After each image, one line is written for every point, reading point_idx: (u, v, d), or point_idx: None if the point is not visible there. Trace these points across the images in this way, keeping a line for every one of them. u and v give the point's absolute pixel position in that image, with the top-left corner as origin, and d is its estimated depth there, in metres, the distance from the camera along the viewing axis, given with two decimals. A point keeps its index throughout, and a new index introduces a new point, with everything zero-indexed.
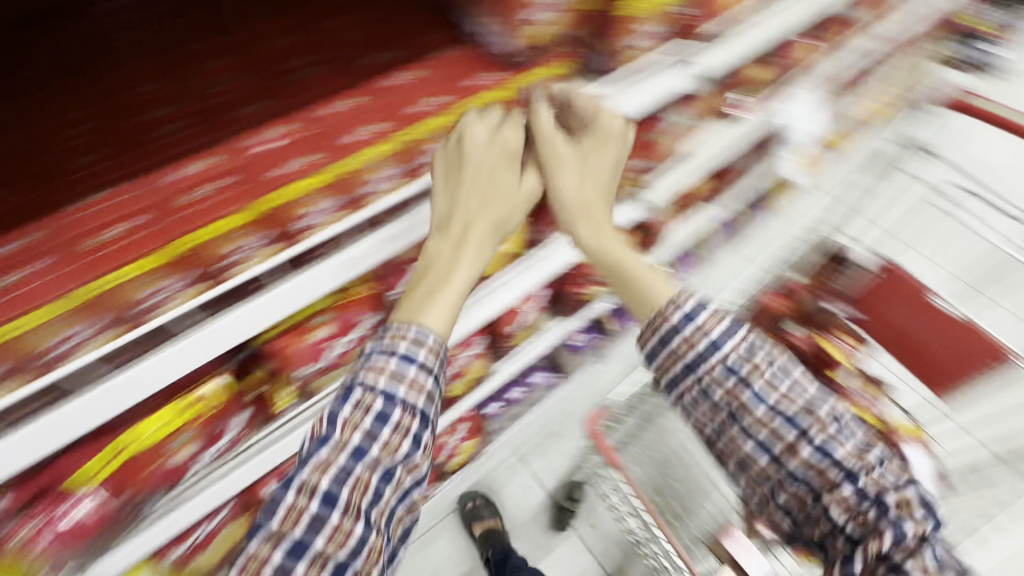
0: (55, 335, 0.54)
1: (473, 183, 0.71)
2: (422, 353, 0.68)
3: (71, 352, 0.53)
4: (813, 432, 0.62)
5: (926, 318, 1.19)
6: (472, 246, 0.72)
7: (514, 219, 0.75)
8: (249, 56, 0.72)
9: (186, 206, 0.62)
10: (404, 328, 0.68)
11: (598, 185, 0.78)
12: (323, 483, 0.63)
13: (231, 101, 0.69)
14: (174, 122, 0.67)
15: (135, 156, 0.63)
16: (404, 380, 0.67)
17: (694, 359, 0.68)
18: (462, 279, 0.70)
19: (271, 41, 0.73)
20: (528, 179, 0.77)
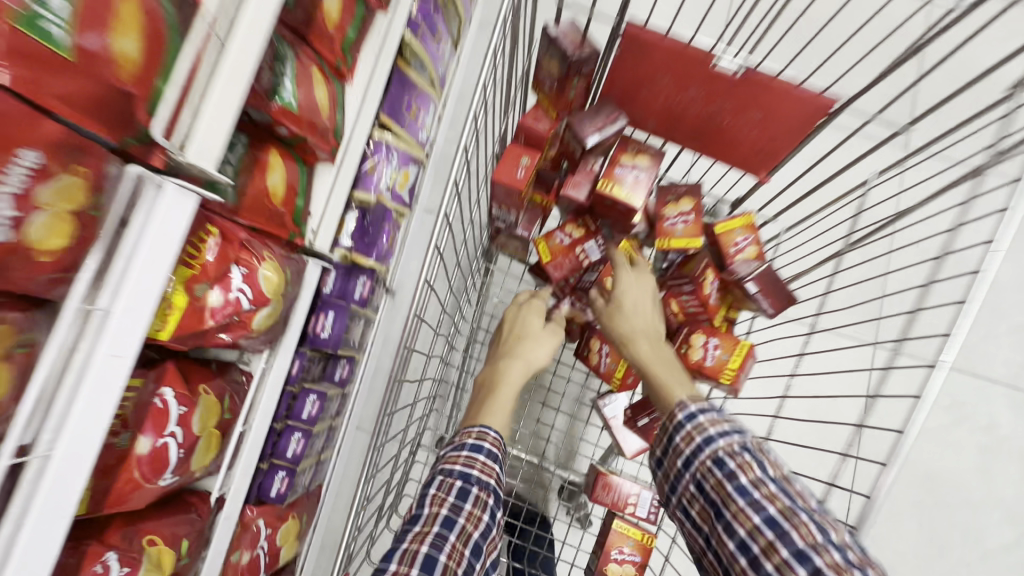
0: None
1: (514, 335, 0.89)
2: (486, 445, 0.73)
3: None
4: (793, 534, 0.64)
5: (724, 99, 0.74)
6: (514, 365, 0.83)
7: (547, 344, 0.88)
8: None
9: None
10: (455, 453, 0.73)
11: (645, 310, 0.85)
12: (423, 548, 0.64)
13: None
14: None
15: None
16: (477, 463, 0.71)
17: (690, 457, 0.73)
18: (512, 380, 0.82)
19: None
20: (550, 326, 0.91)
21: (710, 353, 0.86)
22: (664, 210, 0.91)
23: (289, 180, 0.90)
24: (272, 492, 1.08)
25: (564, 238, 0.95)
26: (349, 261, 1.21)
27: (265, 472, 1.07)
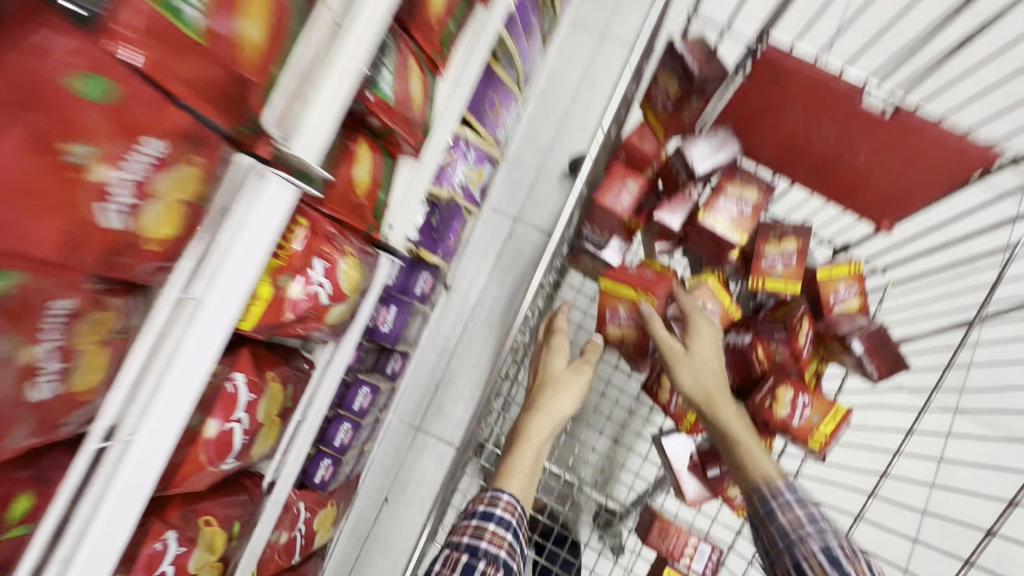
0: None
1: (540, 386, 0.84)
2: (496, 514, 0.71)
3: None
4: (839, 559, 0.65)
5: (862, 136, 0.67)
6: (539, 416, 0.79)
7: (569, 397, 0.82)
8: None
9: None
10: (465, 524, 0.71)
11: (710, 365, 0.76)
12: None
13: None
14: None
15: None
16: (485, 534, 0.69)
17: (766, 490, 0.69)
18: (537, 433, 0.78)
19: None
20: (578, 363, 0.85)
21: (799, 411, 0.79)
22: (764, 247, 0.84)
23: (374, 171, 0.88)
24: (318, 479, 1.08)
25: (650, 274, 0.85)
26: (416, 255, 1.20)
27: (311, 457, 1.08)
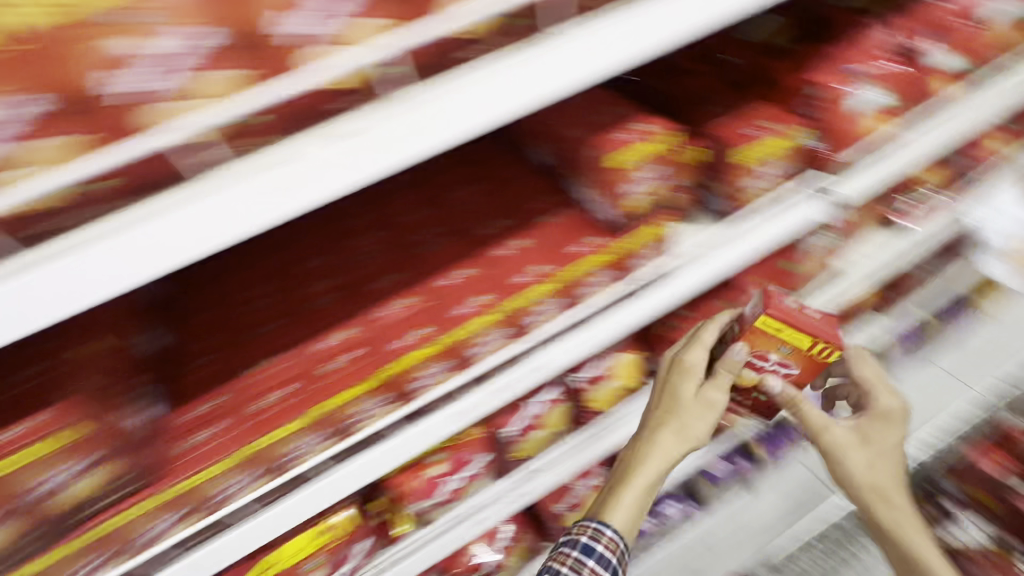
0: (395, 397, 0.63)
1: (658, 405, 0.79)
2: (599, 547, 0.74)
3: (388, 405, 0.63)
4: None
5: None
6: (664, 439, 0.76)
7: (699, 422, 0.76)
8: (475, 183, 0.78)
9: (501, 268, 0.66)
10: (564, 553, 0.75)
11: (891, 464, 0.81)
12: None
13: (475, 220, 0.73)
14: (435, 233, 0.72)
15: (449, 248, 0.70)
16: (584, 566, 0.73)
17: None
18: (658, 454, 0.75)
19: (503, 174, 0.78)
20: (710, 391, 0.76)
21: None
22: None
23: None
24: None
25: (818, 315, 0.72)
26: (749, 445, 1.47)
27: None
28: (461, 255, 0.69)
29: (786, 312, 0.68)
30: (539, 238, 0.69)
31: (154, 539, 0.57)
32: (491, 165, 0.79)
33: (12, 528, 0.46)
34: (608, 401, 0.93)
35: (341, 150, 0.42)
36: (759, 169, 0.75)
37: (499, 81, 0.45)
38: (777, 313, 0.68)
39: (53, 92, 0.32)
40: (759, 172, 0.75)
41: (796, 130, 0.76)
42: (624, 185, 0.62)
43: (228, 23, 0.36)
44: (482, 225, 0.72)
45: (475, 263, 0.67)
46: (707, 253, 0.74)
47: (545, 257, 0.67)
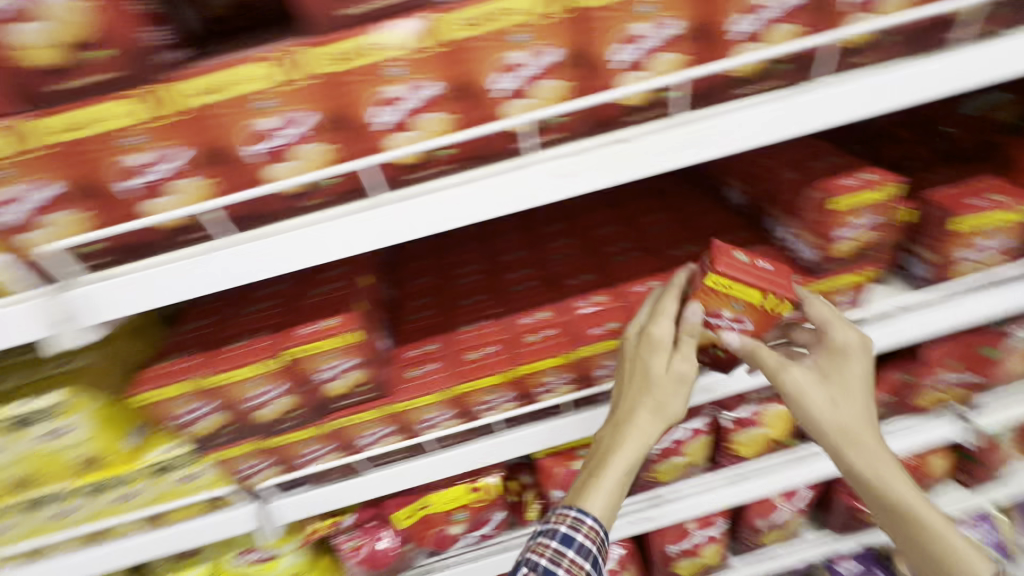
0: (575, 378, 0.71)
1: (620, 376, 0.65)
2: (578, 538, 0.62)
3: (567, 384, 0.71)
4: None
5: None
6: (635, 429, 0.62)
7: (662, 390, 0.61)
8: (668, 213, 0.86)
9: None
10: (540, 546, 0.64)
11: (860, 403, 0.61)
12: None
13: (667, 242, 0.80)
14: (628, 247, 0.81)
15: (641, 260, 0.77)
16: (564, 560, 0.62)
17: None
18: (633, 448, 0.62)
19: (695, 208, 0.85)
20: (682, 363, 0.62)
21: None
22: None
23: None
24: None
25: (768, 269, 0.60)
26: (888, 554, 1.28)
27: None
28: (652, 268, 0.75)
29: (737, 270, 0.58)
30: None
31: (369, 444, 0.69)
32: (685, 203, 0.87)
33: (294, 398, 0.62)
34: (751, 447, 0.93)
35: (621, 152, 0.50)
36: (979, 241, 0.72)
37: (773, 106, 0.50)
38: (728, 271, 0.58)
39: (444, 81, 0.45)
40: (977, 244, 0.72)
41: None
42: (837, 229, 0.65)
43: (569, 43, 0.46)
44: (673, 247, 0.78)
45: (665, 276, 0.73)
46: (897, 321, 0.74)
47: None
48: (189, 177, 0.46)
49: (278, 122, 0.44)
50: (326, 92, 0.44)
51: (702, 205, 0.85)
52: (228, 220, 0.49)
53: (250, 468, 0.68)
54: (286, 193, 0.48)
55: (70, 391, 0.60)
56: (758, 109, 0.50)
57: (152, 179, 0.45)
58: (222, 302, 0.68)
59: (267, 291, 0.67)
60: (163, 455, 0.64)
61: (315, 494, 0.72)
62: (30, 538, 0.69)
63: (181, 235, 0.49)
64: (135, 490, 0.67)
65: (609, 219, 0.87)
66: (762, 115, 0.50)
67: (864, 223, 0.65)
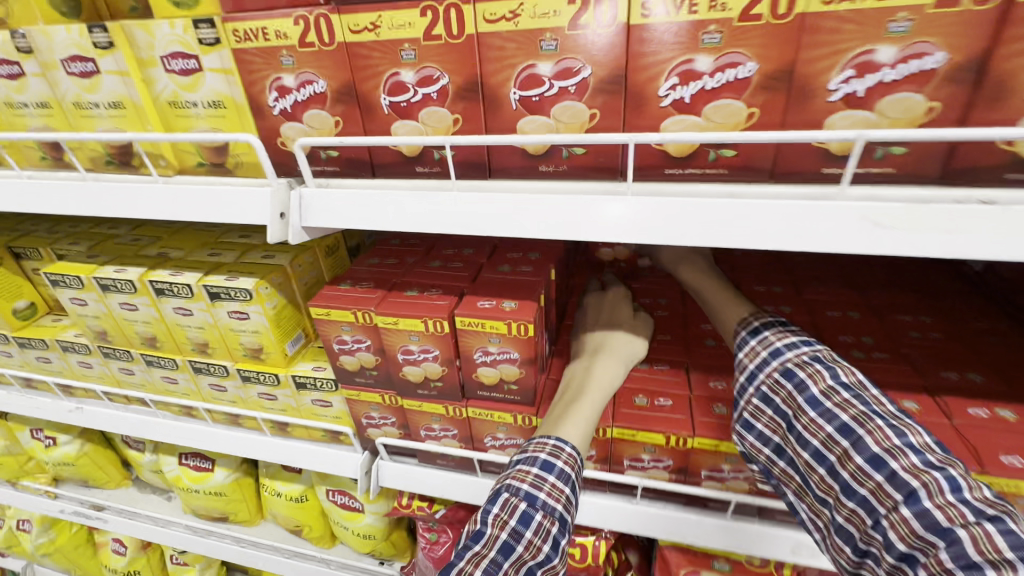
0: (755, 480, 0.55)
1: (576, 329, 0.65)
2: (562, 461, 0.49)
3: (740, 481, 0.56)
4: (868, 437, 0.42)
5: None
6: (607, 358, 0.58)
7: (625, 325, 0.62)
8: (939, 321, 0.65)
9: (969, 426, 0.51)
10: (519, 471, 0.49)
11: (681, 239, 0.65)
12: (500, 534, 0.46)
13: (932, 357, 0.60)
14: (872, 343, 0.62)
15: (888, 365, 0.58)
16: (546, 481, 0.49)
17: (755, 371, 0.50)
18: (605, 376, 0.56)
19: (983, 328, 0.63)
20: (644, 316, 0.65)
21: None
22: None
23: None
24: None
25: None
26: None
27: None
28: (906, 382, 0.56)
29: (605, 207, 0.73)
30: None
31: (492, 447, 0.62)
32: (966, 318, 0.65)
33: (438, 368, 0.57)
34: None
35: (982, 215, 0.34)
36: None
37: None
38: None
39: (763, 64, 0.36)
40: None
41: None
42: None
43: (970, 49, 0.32)
44: (941, 366, 0.58)
45: (925, 400, 0.54)
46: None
47: None
48: (438, 106, 0.43)
49: (553, 68, 0.39)
50: (618, 46, 0.37)
51: (998, 328, 0.63)
52: (456, 162, 0.46)
53: (373, 418, 0.66)
54: (529, 151, 0.44)
55: (263, 281, 0.62)
56: None
57: (409, 99, 0.43)
58: (409, 249, 0.67)
59: (453, 254, 0.64)
60: (308, 372, 0.66)
61: (420, 472, 0.68)
62: (189, 398, 0.76)
63: (416, 163, 0.47)
64: (274, 395, 0.70)
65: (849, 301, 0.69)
66: None
67: None
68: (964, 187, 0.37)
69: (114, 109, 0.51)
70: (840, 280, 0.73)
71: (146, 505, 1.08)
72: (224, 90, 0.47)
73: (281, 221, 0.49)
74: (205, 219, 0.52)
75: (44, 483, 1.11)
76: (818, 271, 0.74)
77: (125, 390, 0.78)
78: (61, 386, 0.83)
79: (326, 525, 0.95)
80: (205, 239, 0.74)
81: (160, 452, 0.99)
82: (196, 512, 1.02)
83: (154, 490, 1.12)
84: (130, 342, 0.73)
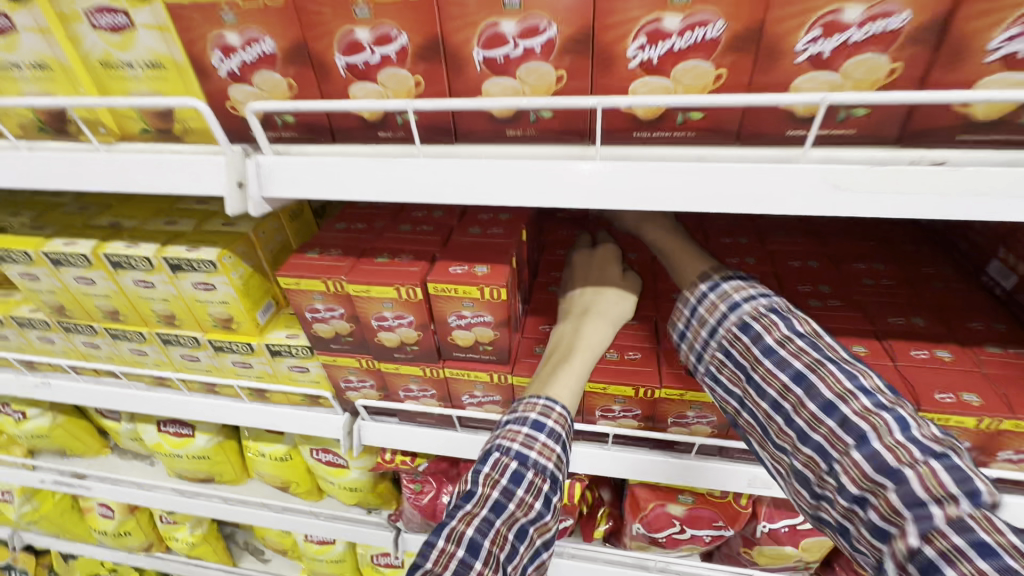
0: (717, 425, 0.59)
1: (565, 287, 0.64)
2: (551, 422, 0.51)
3: (702, 426, 0.60)
4: (821, 384, 0.43)
5: None
6: (595, 320, 0.57)
7: (614, 284, 0.61)
8: (891, 267, 0.68)
9: (908, 366, 0.55)
10: (511, 432, 0.51)
11: None
12: (491, 493, 0.48)
13: (884, 303, 0.63)
14: (829, 291, 0.65)
15: (841, 310, 0.62)
16: (537, 441, 0.50)
17: (714, 325, 0.51)
18: (592, 339, 0.56)
19: (931, 275, 0.66)
20: (632, 275, 0.63)
21: None
22: None
23: None
24: None
25: None
26: None
27: None
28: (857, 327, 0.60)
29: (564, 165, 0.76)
30: (972, 360, 0.56)
31: (471, 404, 0.65)
32: (916, 263, 0.69)
33: (414, 333, 0.58)
34: None
35: (934, 176, 0.36)
36: None
37: None
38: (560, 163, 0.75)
39: (730, 23, 0.35)
40: None
41: None
42: None
43: (932, 8, 0.32)
44: (888, 311, 0.62)
45: (873, 344, 0.58)
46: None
47: (981, 385, 0.53)
48: (398, 68, 0.41)
49: (518, 27, 0.37)
50: (584, 2, 0.36)
51: (942, 273, 0.66)
52: (421, 124, 0.44)
53: (351, 381, 0.66)
54: (496, 115, 0.42)
55: (226, 251, 0.60)
56: None
57: (367, 60, 0.41)
58: (379, 212, 0.65)
59: (425, 216, 0.62)
60: (284, 341, 0.66)
61: (402, 430, 0.70)
62: (161, 368, 0.75)
63: (378, 128, 0.45)
64: (249, 362, 0.69)
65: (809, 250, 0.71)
66: None
67: None
68: (919, 146, 0.38)
69: (39, 70, 0.46)
70: (801, 230, 0.75)
71: (130, 471, 1.09)
72: (162, 49, 0.43)
73: (240, 191, 0.47)
74: (156, 190, 0.49)
75: (19, 456, 1.10)
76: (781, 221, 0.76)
77: (92, 364, 0.76)
78: (24, 362, 0.81)
79: (313, 480, 0.98)
80: (159, 206, 0.70)
81: (138, 421, 0.98)
82: (182, 475, 1.03)
83: (136, 456, 1.12)
84: (91, 316, 0.71)
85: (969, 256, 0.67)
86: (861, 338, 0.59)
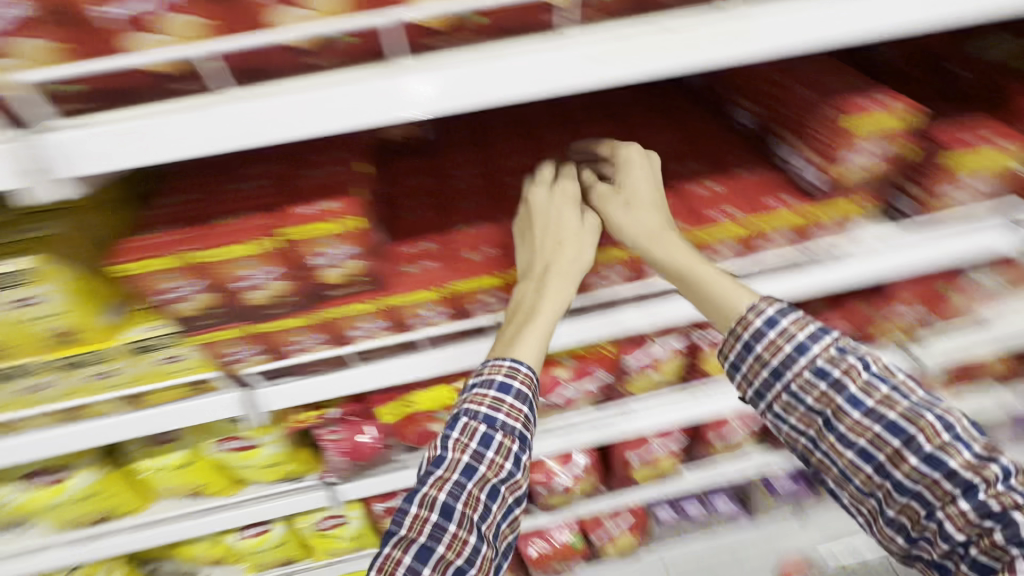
0: None
1: (524, 232, 0.68)
2: (515, 385, 0.63)
3: None
4: (917, 435, 0.54)
5: None
6: (554, 283, 0.65)
7: (575, 238, 0.67)
8: (667, 125, 0.84)
9: (690, 201, 0.71)
10: (479, 395, 0.64)
11: (649, 209, 0.66)
12: (461, 458, 0.62)
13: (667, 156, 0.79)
14: None
15: None
16: (503, 407, 0.63)
17: (777, 365, 0.60)
18: (552, 306, 0.65)
19: (695, 125, 0.83)
20: (590, 218, 0.68)
21: None
22: None
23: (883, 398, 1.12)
24: (657, 519, 1.33)
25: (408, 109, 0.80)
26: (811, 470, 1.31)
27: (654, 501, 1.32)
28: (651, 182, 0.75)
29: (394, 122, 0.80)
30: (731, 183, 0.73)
31: (361, 338, 0.69)
32: (687, 118, 0.85)
33: (285, 285, 0.60)
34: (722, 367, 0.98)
35: (655, 41, 0.47)
36: (963, 179, 0.74)
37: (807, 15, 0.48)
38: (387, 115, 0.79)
39: None
40: (957, 191, 0.75)
41: (1002, 153, 0.74)
42: (845, 153, 0.68)
43: None
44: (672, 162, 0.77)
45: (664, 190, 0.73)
46: (891, 248, 0.74)
47: (739, 199, 0.71)
48: (184, 14, 0.40)
49: None
50: None
51: (701, 122, 0.84)
52: (231, 72, 0.44)
53: (236, 353, 0.66)
54: (291, 46, 0.44)
55: (46, 257, 0.55)
56: (794, 16, 0.48)
57: (145, 10, 0.40)
58: (201, 177, 0.63)
59: (256, 169, 0.62)
60: (148, 335, 0.63)
61: (304, 384, 0.71)
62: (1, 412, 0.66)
63: (166, 82, 0.44)
64: (113, 369, 0.65)
65: (608, 130, 0.84)
66: (798, 24, 0.48)
67: (870, 149, 0.69)
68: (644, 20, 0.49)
69: None
70: (597, 111, 0.87)
71: None
72: None
73: (41, 176, 0.42)
74: None
75: None
76: (581, 108, 0.88)
77: None
78: None
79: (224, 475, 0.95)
80: None
81: None
82: (68, 525, 0.93)
83: None
84: None
85: (715, 102, 0.85)
86: (660, 185, 0.74)
